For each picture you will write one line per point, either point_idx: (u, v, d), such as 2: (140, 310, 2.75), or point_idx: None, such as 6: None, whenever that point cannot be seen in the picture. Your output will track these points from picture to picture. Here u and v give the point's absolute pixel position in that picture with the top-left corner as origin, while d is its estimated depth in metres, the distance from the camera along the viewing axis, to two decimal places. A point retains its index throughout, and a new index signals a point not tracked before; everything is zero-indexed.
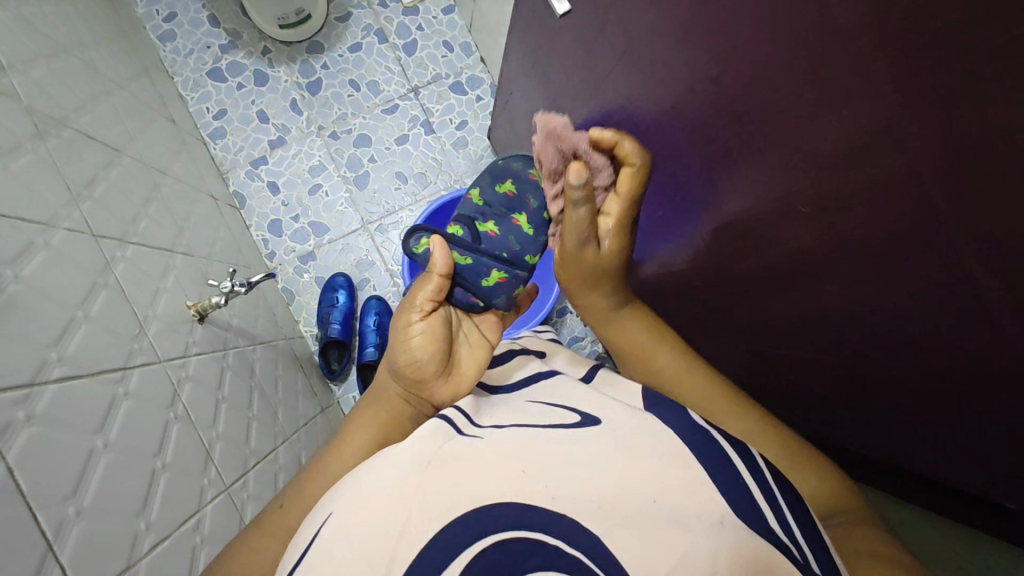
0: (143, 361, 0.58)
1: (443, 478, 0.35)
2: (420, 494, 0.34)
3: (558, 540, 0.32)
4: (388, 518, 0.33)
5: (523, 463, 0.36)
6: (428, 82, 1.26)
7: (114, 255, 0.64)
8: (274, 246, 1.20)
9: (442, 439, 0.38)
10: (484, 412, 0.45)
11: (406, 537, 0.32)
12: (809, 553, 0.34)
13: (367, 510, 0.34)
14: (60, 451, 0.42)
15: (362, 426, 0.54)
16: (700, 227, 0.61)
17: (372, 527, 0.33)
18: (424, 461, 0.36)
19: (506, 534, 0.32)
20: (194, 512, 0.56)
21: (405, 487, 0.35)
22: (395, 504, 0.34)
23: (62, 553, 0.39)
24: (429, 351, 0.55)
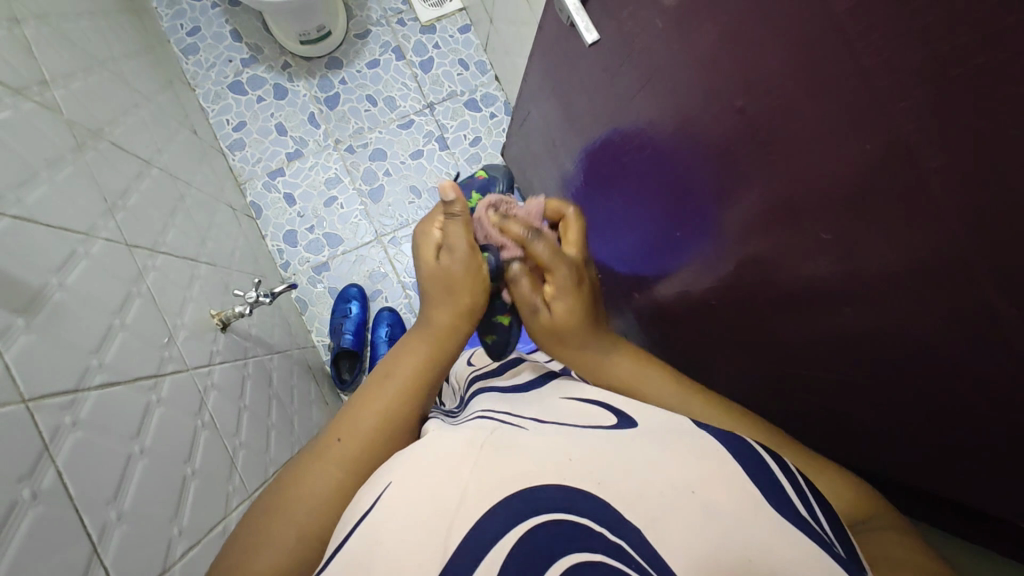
0: (173, 369, 0.60)
1: (500, 458, 0.37)
2: (478, 471, 0.36)
3: (602, 527, 0.34)
4: (446, 493, 0.35)
5: (568, 452, 0.38)
6: (444, 99, 1.29)
7: (146, 264, 0.65)
8: (289, 256, 1.21)
9: (486, 430, 0.40)
10: (523, 407, 0.47)
11: (464, 507, 0.34)
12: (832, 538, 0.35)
13: (428, 482, 0.36)
14: (102, 455, 0.43)
15: (401, 362, 0.52)
16: (714, 247, 0.63)
17: (433, 493, 0.35)
18: (477, 445, 0.38)
19: (559, 514, 0.34)
20: (221, 519, 0.57)
21: (463, 464, 0.37)
22: (451, 480, 0.36)
23: (105, 556, 0.40)
24: (471, 289, 0.57)
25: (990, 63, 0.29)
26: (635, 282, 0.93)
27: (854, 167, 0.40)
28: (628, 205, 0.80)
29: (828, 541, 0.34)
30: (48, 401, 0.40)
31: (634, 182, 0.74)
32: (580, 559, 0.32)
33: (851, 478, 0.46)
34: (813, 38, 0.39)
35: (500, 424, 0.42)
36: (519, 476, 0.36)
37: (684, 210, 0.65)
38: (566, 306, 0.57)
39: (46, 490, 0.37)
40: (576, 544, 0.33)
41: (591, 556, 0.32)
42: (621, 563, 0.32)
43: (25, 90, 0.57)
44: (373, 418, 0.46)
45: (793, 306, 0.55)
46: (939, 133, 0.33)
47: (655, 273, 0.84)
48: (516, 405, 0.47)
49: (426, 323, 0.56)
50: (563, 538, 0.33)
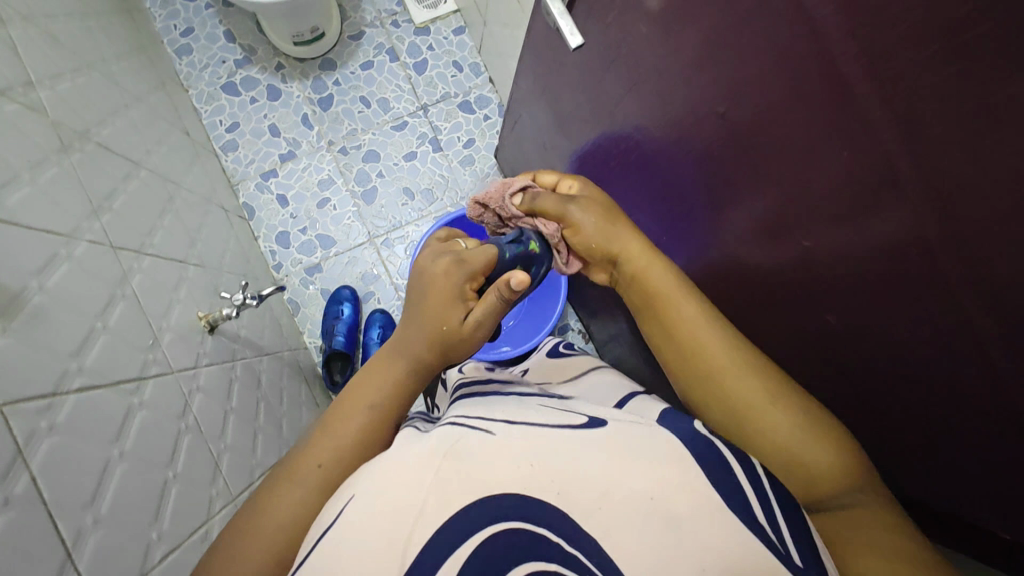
0: (157, 371, 0.59)
1: (461, 466, 0.37)
2: (440, 479, 0.36)
3: (558, 537, 0.35)
4: (406, 503, 0.35)
5: (532, 459, 0.38)
6: (438, 101, 1.29)
7: (131, 266, 0.65)
8: (282, 258, 1.21)
9: (456, 433, 0.40)
10: (494, 412, 0.46)
11: (424, 517, 0.34)
12: (790, 545, 0.37)
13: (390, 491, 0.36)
14: (78, 459, 0.43)
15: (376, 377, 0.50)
16: (701, 252, 0.63)
17: (393, 504, 0.35)
18: (442, 450, 0.38)
19: (513, 524, 0.35)
20: (203, 523, 0.56)
21: (426, 470, 0.37)
22: (414, 489, 0.36)
23: (79, 560, 0.40)
24: (471, 338, 0.53)
25: (962, 74, 0.29)
26: None
27: (832, 175, 0.40)
28: (618, 208, 0.79)
29: (788, 554, 0.36)
30: (25, 406, 0.40)
31: (624, 186, 0.74)
32: (533, 569, 0.33)
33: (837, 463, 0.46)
34: (791, 46, 0.39)
35: (467, 429, 0.41)
36: (479, 485, 0.36)
37: (671, 215, 0.65)
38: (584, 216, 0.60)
39: (19, 496, 0.37)
40: (532, 554, 0.34)
41: (542, 563, 0.33)
42: (567, 569, 0.34)
43: (9, 92, 0.57)
44: (331, 455, 0.45)
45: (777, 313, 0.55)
46: (914, 142, 0.33)
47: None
48: (493, 405, 0.47)
49: (402, 349, 0.51)
50: (520, 547, 0.34)
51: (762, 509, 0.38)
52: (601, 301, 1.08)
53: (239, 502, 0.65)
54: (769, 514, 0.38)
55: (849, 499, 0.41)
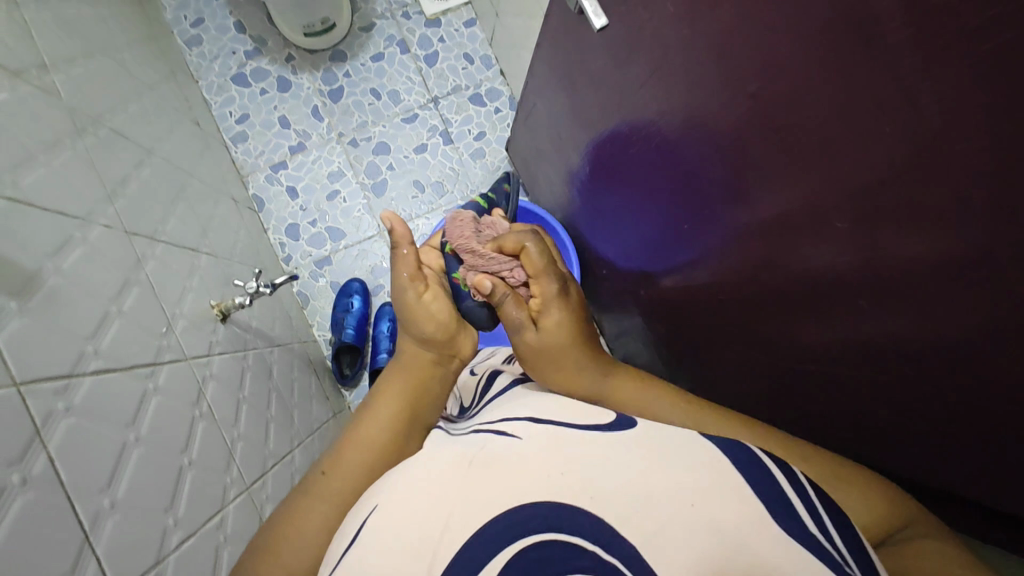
0: (171, 357, 0.59)
1: (485, 476, 0.38)
2: (461, 492, 0.38)
3: (597, 548, 0.35)
4: (429, 519, 0.37)
5: (562, 464, 0.38)
6: (448, 93, 1.28)
7: (145, 252, 0.64)
8: (291, 250, 1.20)
9: (476, 447, 0.42)
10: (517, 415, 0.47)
11: (449, 532, 0.36)
12: (842, 547, 0.35)
13: (414, 502, 0.38)
14: (96, 442, 0.42)
15: (387, 396, 0.53)
16: (725, 239, 0.62)
17: (418, 516, 0.37)
18: (466, 462, 0.40)
19: (546, 533, 0.35)
20: (218, 511, 0.54)
21: (449, 488, 0.38)
22: (440, 503, 0.38)
23: (97, 544, 0.39)
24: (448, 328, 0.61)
25: (1016, 39, 0.28)
26: (642, 279, 0.92)
27: (871, 155, 0.39)
28: (636, 200, 0.79)
29: (841, 561, 0.34)
30: (41, 387, 0.40)
31: (643, 177, 0.73)
32: None
33: (877, 489, 0.44)
34: (827, 18, 0.38)
35: (492, 437, 0.42)
36: (509, 495, 0.37)
37: (694, 206, 0.64)
38: (556, 321, 0.57)
39: (38, 476, 0.36)
40: (570, 566, 0.34)
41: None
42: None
43: (23, 74, 0.56)
44: (381, 425, 0.49)
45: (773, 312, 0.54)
46: (961, 111, 0.32)
47: (662, 268, 0.83)
48: (515, 407, 0.48)
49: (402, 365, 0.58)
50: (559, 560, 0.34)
51: (803, 506, 0.36)
52: (615, 295, 1.06)
53: (253, 491, 0.63)
54: (814, 516, 0.36)
55: (903, 533, 0.43)
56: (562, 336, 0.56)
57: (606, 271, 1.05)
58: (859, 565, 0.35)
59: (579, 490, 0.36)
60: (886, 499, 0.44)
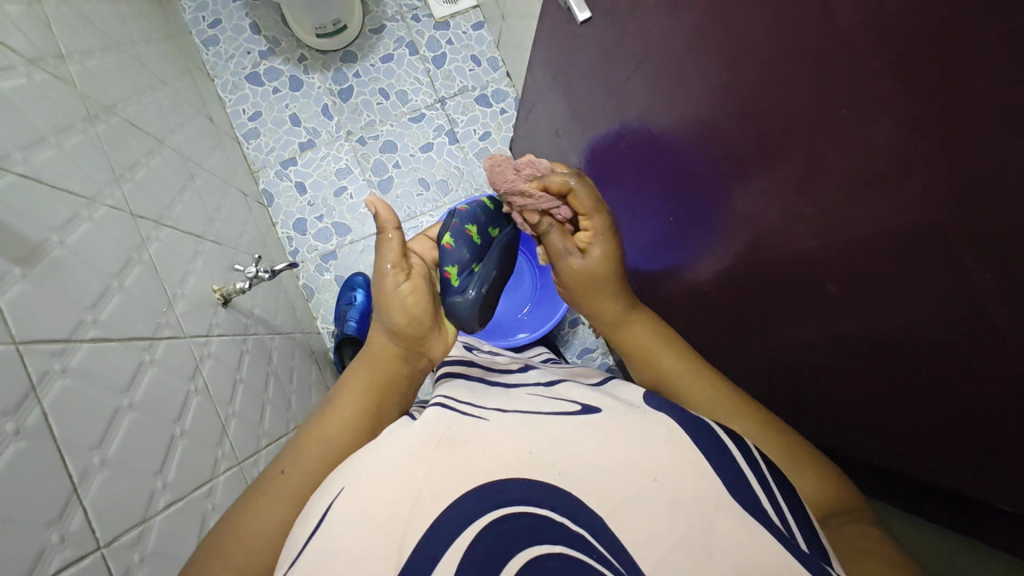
0: (169, 334, 0.61)
1: (454, 456, 0.38)
2: (430, 471, 0.37)
3: (564, 518, 0.36)
4: (398, 496, 0.36)
5: (531, 444, 0.39)
6: (455, 94, 1.31)
7: (150, 234, 0.67)
8: (298, 244, 1.24)
9: (447, 423, 0.41)
10: (488, 397, 0.47)
11: (418, 510, 0.36)
12: (794, 528, 0.37)
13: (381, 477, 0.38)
14: (89, 403, 0.45)
15: (351, 394, 0.54)
16: (710, 229, 0.63)
17: (389, 494, 0.37)
18: (436, 440, 0.39)
19: (511, 511, 0.36)
20: (207, 481, 0.56)
21: (418, 465, 0.38)
22: (408, 481, 0.37)
23: (85, 496, 0.41)
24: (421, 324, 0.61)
25: (957, 17, 0.29)
26: (638, 277, 0.93)
27: (834, 140, 0.40)
28: (630, 198, 0.80)
29: (790, 536, 0.36)
30: (39, 347, 0.42)
31: (636, 176, 0.75)
32: (535, 553, 0.34)
33: (829, 474, 0.46)
34: (791, 5, 0.39)
35: (462, 414, 0.43)
36: (477, 474, 0.37)
37: (682, 201, 0.65)
38: (603, 252, 0.60)
39: (31, 427, 0.39)
40: (536, 538, 0.35)
41: (545, 549, 0.35)
42: (577, 550, 0.35)
43: (40, 62, 0.59)
44: (342, 427, 0.51)
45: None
46: (912, 91, 0.33)
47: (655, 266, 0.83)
48: (481, 392, 0.48)
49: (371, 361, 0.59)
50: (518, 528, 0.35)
51: (757, 483, 0.38)
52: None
53: (244, 468, 0.65)
54: (768, 495, 0.38)
55: (840, 517, 0.42)
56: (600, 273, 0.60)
57: (604, 270, 1.06)
58: (807, 542, 0.36)
59: (541, 474, 0.37)
60: (827, 480, 0.45)
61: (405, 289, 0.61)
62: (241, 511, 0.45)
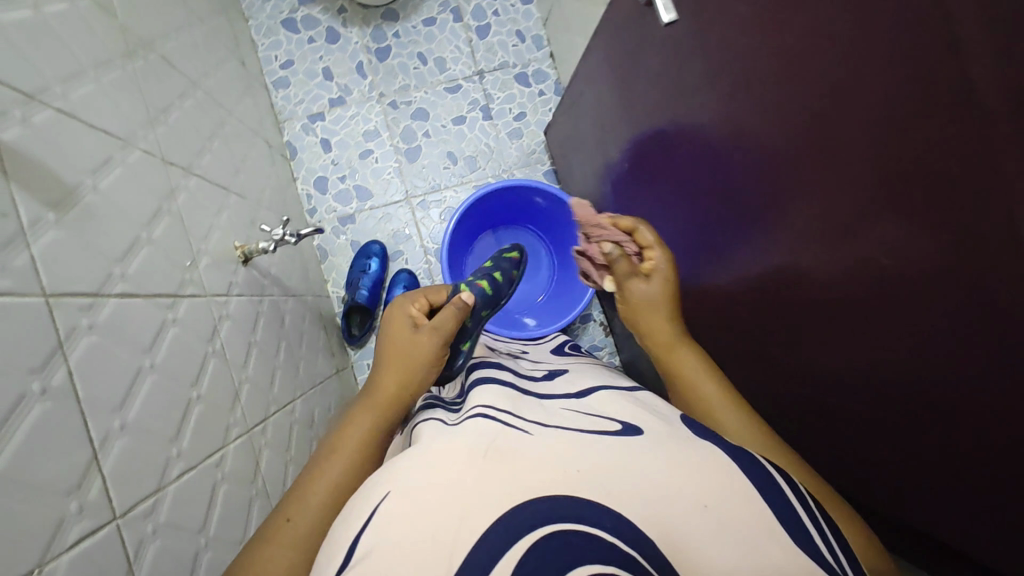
0: (192, 292, 0.59)
1: (501, 470, 0.36)
2: (478, 484, 0.36)
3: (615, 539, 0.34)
4: (445, 507, 0.34)
5: (580, 463, 0.38)
6: (495, 68, 1.26)
7: (179, 183, 0.64)
8: (317, 203, 1.21)
9: (490, 435, 0.40)
10: (524, 411, 0.46)
11: (468, 523, 0.34)
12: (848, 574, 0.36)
13: (429, 480, 0.36)
14: (113, 363, 0.43)
15: (354, 422, 0.52)
16: (737, 252, 0.61)
17: (437, 497, 0.35)
18: (481, 452, 0.38)
19: (564, 525, 0.34)
20: (219, 449, 0.55)
21: (464, 477, 0.36)
22: (455, 492, 0.35)
23: (104, 463, 0.39)
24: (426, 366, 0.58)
25: None
26: None
27: None
28: (663, 211, 0.78)
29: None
30: (68, 301, 0.40)
31: (669, 195, 0.72)
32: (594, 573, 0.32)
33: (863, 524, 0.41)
34: None
35: (505, 427, 0.41)
36: (527, 489, 0.35)
37: (708, 233, 0.63)
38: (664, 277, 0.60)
39: (56, 387, 0.37)
40: (590, 556, 0.33)
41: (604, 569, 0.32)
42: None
43: None
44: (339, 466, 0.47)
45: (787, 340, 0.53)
46: None
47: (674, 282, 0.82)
48: (516, 403, 0.47)
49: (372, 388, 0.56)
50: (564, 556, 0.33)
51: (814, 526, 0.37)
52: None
53: (254, 435, 0.64)
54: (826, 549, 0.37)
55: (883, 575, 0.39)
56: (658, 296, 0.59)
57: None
58: None
59: (592, 490, 0.36)
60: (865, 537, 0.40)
61: (414, 336, 0.59)
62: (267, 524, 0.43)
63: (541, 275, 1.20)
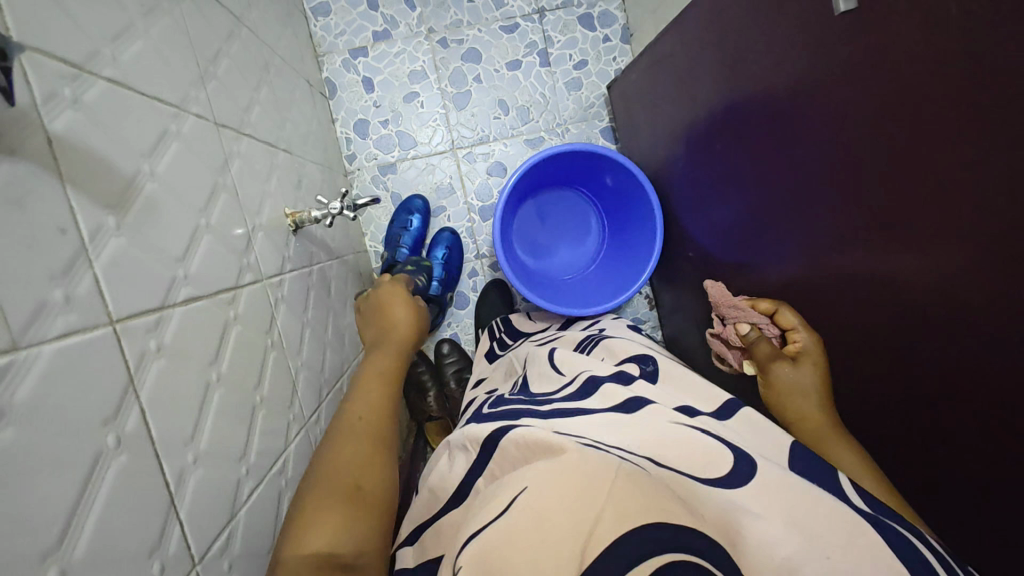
0: (250, 279, 0.54)
1: (625, 500, 0.37)
2: (601, 507, 0.37)
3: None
4: (568, 533, 0.36)
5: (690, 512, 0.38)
6: (557, 6, 1.13)
7: (231, 149, 0.57)
8: (357, 149, 1.13)
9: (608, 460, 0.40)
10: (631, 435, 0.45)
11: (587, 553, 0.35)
12: None
13: (549, 490, 0.38)
14: (183, 387, 0.38)
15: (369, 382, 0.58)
16: (840, 245, 0.54)
17: (559, 516, 0.36)
18: (605, 475, 0.39)
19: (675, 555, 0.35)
20: (282, 453, 0.52)
21: (588, 499, 0.37)
22: (578, 518, 0.36)
23: (181, 507, 0.35)
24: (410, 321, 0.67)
25: None
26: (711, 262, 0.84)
27: None
28: (739, 183, 0.70)
29: None
30: (133, 325, 0.35)
31: (762, 182, 0.64)
32: None
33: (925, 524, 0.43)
34: None
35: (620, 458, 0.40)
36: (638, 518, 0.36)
37: (826, 238, 0.56)
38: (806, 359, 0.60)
39: (130, 435, 0.32)
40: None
41: None
42: None
43: None
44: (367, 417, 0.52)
45: (910, 387, 0.48)
46: None
47: (737, 279, 0.76)
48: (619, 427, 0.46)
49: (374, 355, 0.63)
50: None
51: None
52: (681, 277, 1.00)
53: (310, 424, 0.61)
54: None
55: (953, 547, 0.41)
56: (810, 385, 0.58)
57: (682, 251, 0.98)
58: None
59: (694, 518, 0.36)
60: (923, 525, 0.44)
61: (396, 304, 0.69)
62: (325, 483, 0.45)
63: (590, 241, 1.14)
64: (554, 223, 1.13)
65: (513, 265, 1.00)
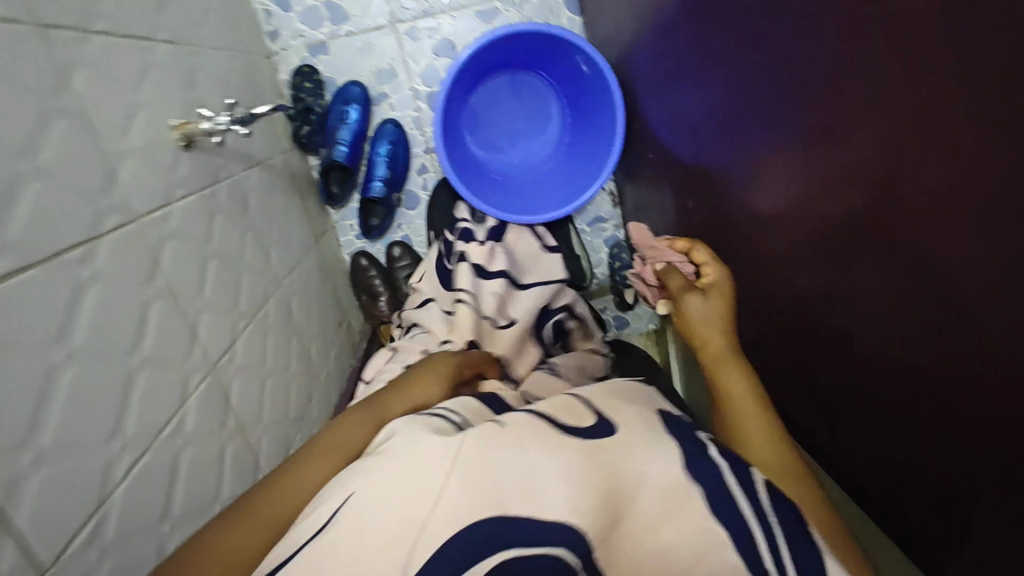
0: (114, 225, 0.47)
1: (479, 475, 0.40)
2: (458, 484, 0.39)
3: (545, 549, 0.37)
4: (406, 520, 0.38)
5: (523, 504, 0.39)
6: None
7: (73, 54, 0.46)
8: (279, 24, 0.97)
9: (455, 440, 0.42)
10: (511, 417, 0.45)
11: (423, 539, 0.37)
12: None
13: (376, 488, 0.40)
14: (7, 384, 0.36)
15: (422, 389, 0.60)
16: (802, 173, 0.45)
17: (405, 503, 0.39)
18: (452, 452, 0.41)
19: (517, 554, 0.37)
20: (174, 412, 0.51)
21: (436, 474, 0.40)
22: (422, 499, 0.39)
23: (16, 513, 0.35)
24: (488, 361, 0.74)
25: None
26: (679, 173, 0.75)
27: None
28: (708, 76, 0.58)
29: None
30: None
31: (731, 77, 0.53)
32: (501, 562, 0.37)
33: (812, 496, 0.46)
34: None
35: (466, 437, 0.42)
36: (485, 505, 0.39)
37: (776, 158, 0.49)
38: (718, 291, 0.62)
39: None
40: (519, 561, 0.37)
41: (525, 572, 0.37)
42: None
43: None
44: (361, 432, 0.53)
45: (869, 345, 0.44)
46: None
47: (697, 191, 0.69)
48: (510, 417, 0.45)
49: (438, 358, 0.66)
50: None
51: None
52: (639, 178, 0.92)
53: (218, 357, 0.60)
54: None
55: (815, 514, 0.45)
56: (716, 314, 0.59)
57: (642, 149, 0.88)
58: None
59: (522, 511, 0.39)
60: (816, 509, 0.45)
61: None
62: (259, 492, 0.47)
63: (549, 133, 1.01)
64: (518, 108, 0.99)
65: (463, 168, 0.92)
